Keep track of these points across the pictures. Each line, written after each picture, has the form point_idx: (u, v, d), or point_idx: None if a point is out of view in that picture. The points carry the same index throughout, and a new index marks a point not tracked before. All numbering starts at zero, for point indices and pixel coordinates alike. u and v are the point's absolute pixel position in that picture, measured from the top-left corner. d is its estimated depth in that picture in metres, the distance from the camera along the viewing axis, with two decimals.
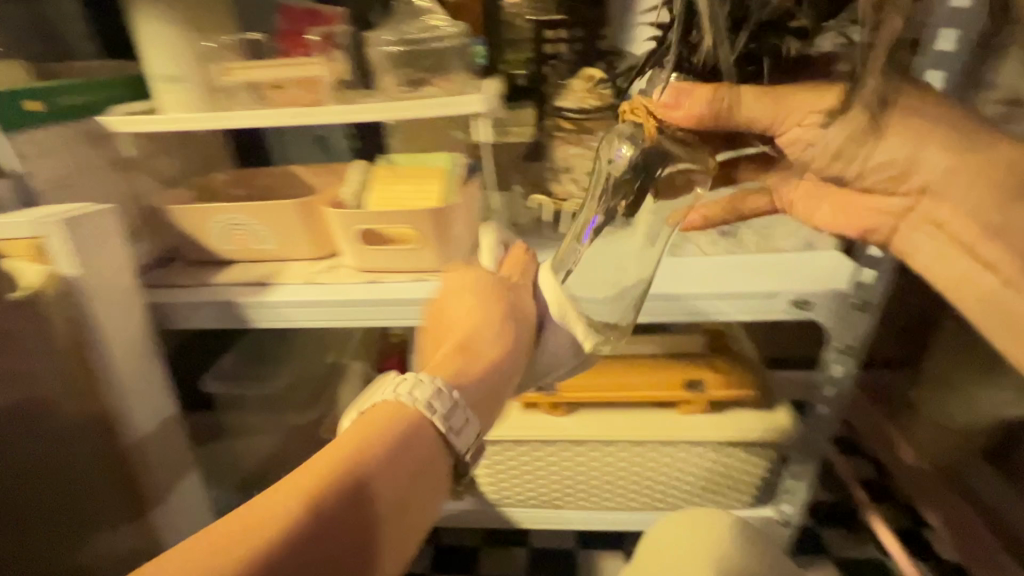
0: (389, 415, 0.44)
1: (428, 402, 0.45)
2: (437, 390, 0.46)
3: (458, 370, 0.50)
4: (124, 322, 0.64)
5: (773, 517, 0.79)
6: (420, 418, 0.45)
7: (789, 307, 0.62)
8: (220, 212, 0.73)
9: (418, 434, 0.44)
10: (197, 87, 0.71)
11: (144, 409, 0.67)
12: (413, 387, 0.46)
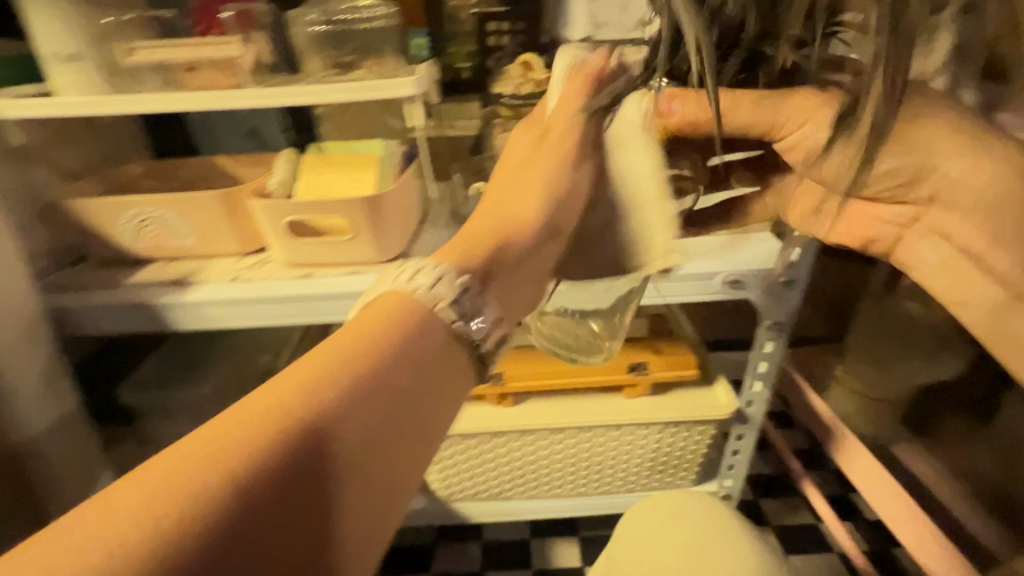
0: (387, 311, 0.36)
1: (431, 290, 0.36)
2: (444, 279, 0.37)
3: (487, 251, 0.42)
4: (15, 333, 0.58)
5: (717, 491, 0.82)
6: (426, 313, 0.36)
7: (722, 287, 0.64)
8: (130, 206, 0.67)
9: (425, 333, 0.36)
10: (96, 69, 0.64)
11: (44, 415, 0.62)
12: (416, 275, 0.37)
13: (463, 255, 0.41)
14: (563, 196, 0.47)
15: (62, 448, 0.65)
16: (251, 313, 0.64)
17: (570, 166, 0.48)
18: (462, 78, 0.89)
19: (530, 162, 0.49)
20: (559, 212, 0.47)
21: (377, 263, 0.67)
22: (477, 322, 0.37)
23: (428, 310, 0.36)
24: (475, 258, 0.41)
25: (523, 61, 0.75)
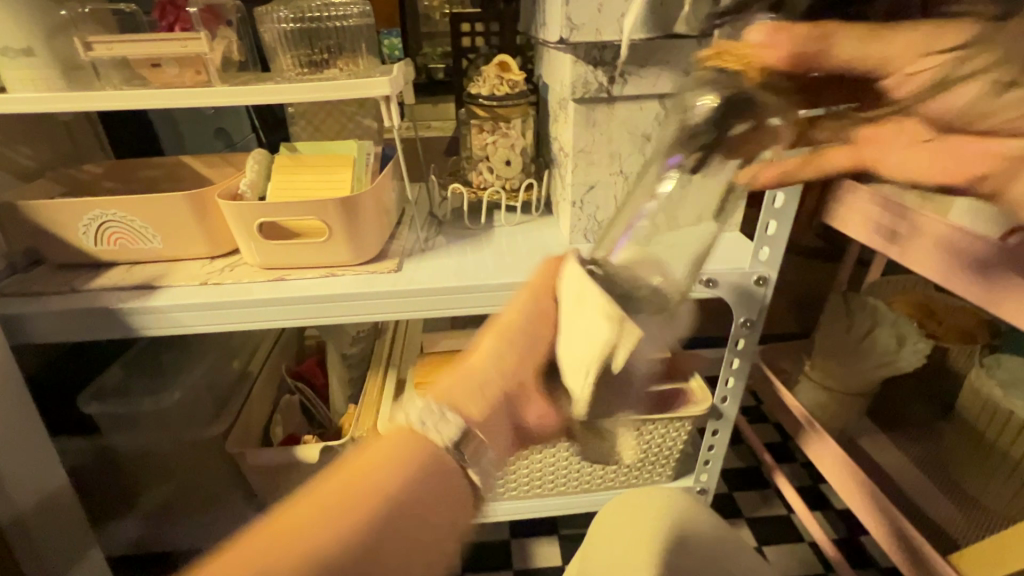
0: (395, 443, 0.36)
1: (419, 417, 0.36)
2: (429, 408, 0.36)
3: (471, 397, 0.38)
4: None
5: (692, 487, 0.83)
6: (414, 436, 0.36)
7: (696, 287, 0.65)
8: (89, 208, 0.64)
9: (411, 462, 0.35)
10: (51, 64, 0.61)
11: (27, 484, 0.63)
12: (410, 407, 0.37)
13: (450, 394, 0.38)
14: (529, 353, 0.39)
15: (44, 515, 0.65)
16: (222, 317, 0.62)
17: (533, 319, 0.40)
18: (437, 79, 0.89)
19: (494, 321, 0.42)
20: (521, 370, 0.39)
21: (352, 266, 0.66)
22: (464, 447, 0.36)
23: (416, 434, 0.36)
24: (464, 399, 0.37)
25: (499, 62, 0.74)
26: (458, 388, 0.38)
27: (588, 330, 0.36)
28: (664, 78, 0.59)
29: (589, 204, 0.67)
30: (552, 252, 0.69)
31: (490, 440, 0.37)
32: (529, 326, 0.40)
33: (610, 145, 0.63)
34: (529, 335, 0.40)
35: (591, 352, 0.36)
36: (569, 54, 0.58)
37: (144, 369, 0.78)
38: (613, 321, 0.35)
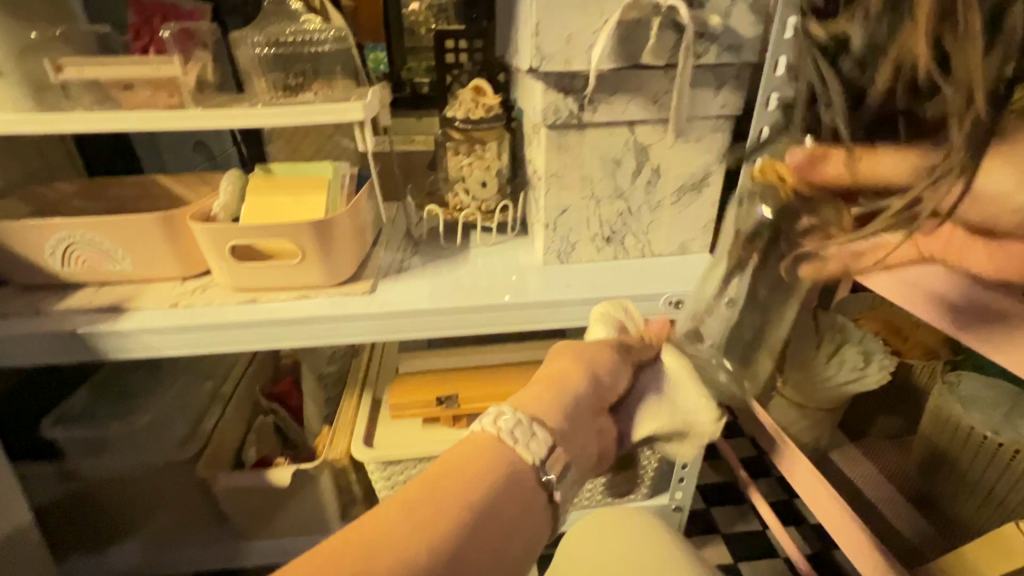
0: (481, 452, 0.41)
1: (511, 431, 0.42)
2: (521, 420, 0.42)
3: (548, 408, 0.45)
4: None
5: (668, 504, 0.85)
6: (503, 443, 0.41)
7: (664, 307, 0.65)
8: (59, 229, 0.63)
9: (505, 466, 0.40)
10: (20, 84, 0.61)
11: None
12: (496, 417, 0.43)
13: (531, 406, 0.45)
14: (605, 383, 0.49)
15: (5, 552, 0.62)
16: (190, 341, 0.61)
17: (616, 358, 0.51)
18: (421, 94, 0.90)
19: (569, 350, 0.50)
20: (598, 395, 0.48)
21: (325, 287, 0.66)
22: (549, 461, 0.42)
23: (508, 444, 0.41)
24: (542, 409, 0.44)
25: (475, 85, 0.75)
26: (535, 400, 0.45)
27: (687, 406, 0.53)
28: (632, 106, 0.61)
29: (562, 226, 0.68)
30: (527, 273, 0.70)
31: (570, 456, 0.44)
32: (612, 364, 0.50)
33: (581, 169, 0.64)
34: (609, 369, 0.50)
35: (672, 417, 0.53)
36: (539, 82, 0.60)
37: (113, 391, 0.76)
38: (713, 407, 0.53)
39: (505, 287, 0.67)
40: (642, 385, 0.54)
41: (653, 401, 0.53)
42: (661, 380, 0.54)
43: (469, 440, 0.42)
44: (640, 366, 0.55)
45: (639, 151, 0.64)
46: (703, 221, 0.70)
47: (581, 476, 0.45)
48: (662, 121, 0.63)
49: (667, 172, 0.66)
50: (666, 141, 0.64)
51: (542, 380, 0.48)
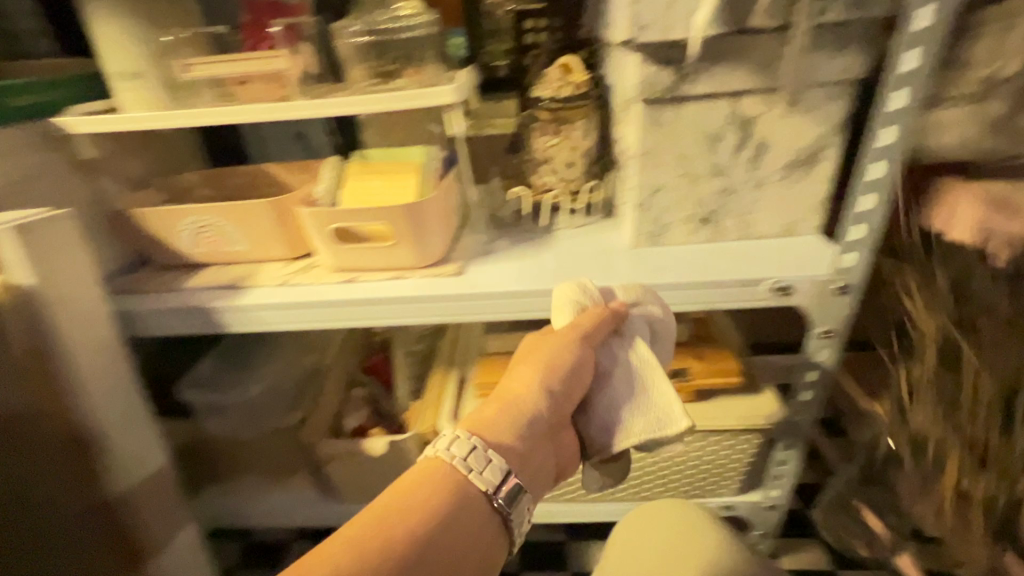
0: (440, 475, 0.45)
1: (463, 459, 0.45)
2: (474, 446, 0.46)
3: (501, 430, 0.49)
4: (109, 391, 0.66)
5: (761, 502, 0.81)
6: (454, 470, 0.45)
7: (769, 293, 0.60)
8: (188, 214, 0.70)
9: (456, 488, 0.44)
10: (156, 84, 0.68)
11: (133, 463, 0.69)
12: (449, 444, 0.46)
13: (483, 428, 0.49)
14: (560, 393, 0.51)
15: (147, 495, 0.71)
16: (299, 317, 0.66)
17: (574, 359, 0.51)
18: (498, 77, 0.89)
19: (529, 360, 0.52)
20: (558, 405, 0.51)
21: (416, 269, 0.68)
22: (502, 488, 0.45)
23: (459, 471, 0.45)
24: (495, 431, 0.48)
25: (563, 62, 0.72)
26: (488, 422, 0.49)
27: (661, 409, 0.53)
28: (736, 75, 0.56)
29: (653, 206, 0.65)
30: (615, 255, 0.67)
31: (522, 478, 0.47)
32: (571, 370, 0.51)
33: (675, 147, 0.61)
34: (566, 377, 0.51)
35: (645, 421, 0.52)
36: (634, 55, 0.57)
37: (233, 362, 0.85)
38: (681, 413, 0.52)
39: (594, 269, 0.65)
40: (612, 380, 0.54)
41: (621, 397, 0.53)
42: (632, 376, 0.54)
43: (427, 464, 0.46)
44: (606, 349, 0.55)
45: (742, 124, 0.59)
46: (814, 198, 0.64)
47: (540, 490, 0.49)
48: (770, 90, 0.57)
49: (774, 147, 0.60)
50: (774, 112, 0.58)
51: (500, 399, 0.51)
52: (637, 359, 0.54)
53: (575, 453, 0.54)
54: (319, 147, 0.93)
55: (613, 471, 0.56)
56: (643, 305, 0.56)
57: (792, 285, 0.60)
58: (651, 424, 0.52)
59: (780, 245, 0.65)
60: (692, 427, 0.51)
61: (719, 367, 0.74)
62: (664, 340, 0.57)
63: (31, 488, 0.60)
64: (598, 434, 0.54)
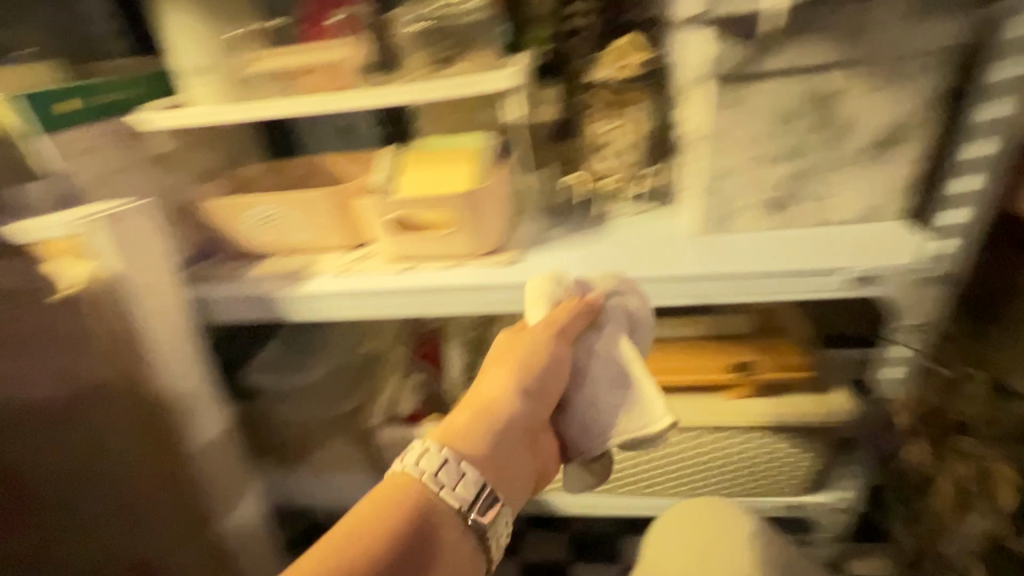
0: (408, 493, 0.42)
1: (434, 474, 0.43)
2: (445, 460, 0.43)
3: (476, 437, 0.47)
4: (189, 363, 0.70)
5: (830, 502, 0.77)
6: (425, 487, 0.43)
7: (848, 284, 0.57)
8: (254, 205, 0.73)
9: (425, 508, 0.42)
10: (223, 79, 0.70)
11: (210, 430, 0.74)
12: (418, 457, 0.44)
13: (456, 437, 0.46)
14: (537, 391, 0.50)
15: (220, 459, 0.76)
16: (358, 305, 0.68)
17: (550, 355, 0.50)
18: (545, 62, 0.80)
19: (503, 359, 0.51)
20: (534, 406, 0.49)
21: (473, 258, 0.68)
22: (474, 500, 0.43)
23: (430, 488, 0.43)
24: (469, 439, 0.46)
25: (622, 43, 0.69)
26: (461, 431, 0.47)
27: (641, 406, 0.51)
28: (816, 49, 0.52)
29: (718, 192, 0.62)
30: (677, 243, 0.65)
31: (496, 485, 0.45)
32: (546, 368, 0.50)
33: (744, 129, 0.58)
34: (542, 375, 0.50)
35: (626, 419, 0.51)
36: (704, 31, 0.54)
37: (297, 348, 0.88)
38: (663, 409, 0.50)
39: (655, 258, 0.63)
40: (592, 377, 0.52)
41: (601, 393, 0.51)
42: (611, 372, 0.52)
43: (389, 481, 0.43)
44: (583, 345, 0.53)
45: (821, 101, 0.55)
46: (900, 181, 0.59)
47: (516, 500, 0.47)
48: (852, 64, 0.53)
49: (857, 126, 0.56)
50: (858, 88, 0.54)
51: (472, 404, 0.49)
52: (617, 355, 0.53)
53: (554, 455, 0.53)
54: (364, 138, 0.93)
55: (596, 472, 0.54)
56: (620, 295, 0.55)
57: (874, 276, 0.56)
58: (633, 422, 0.51)
59: (859, 232, 0.61)
60: (675, 423, 0.49)
61: (788, 364, 0.70)
62: (643, 332, 0.56)
63: (110, 459, 0.65)
64: (577, 433, 0.52)
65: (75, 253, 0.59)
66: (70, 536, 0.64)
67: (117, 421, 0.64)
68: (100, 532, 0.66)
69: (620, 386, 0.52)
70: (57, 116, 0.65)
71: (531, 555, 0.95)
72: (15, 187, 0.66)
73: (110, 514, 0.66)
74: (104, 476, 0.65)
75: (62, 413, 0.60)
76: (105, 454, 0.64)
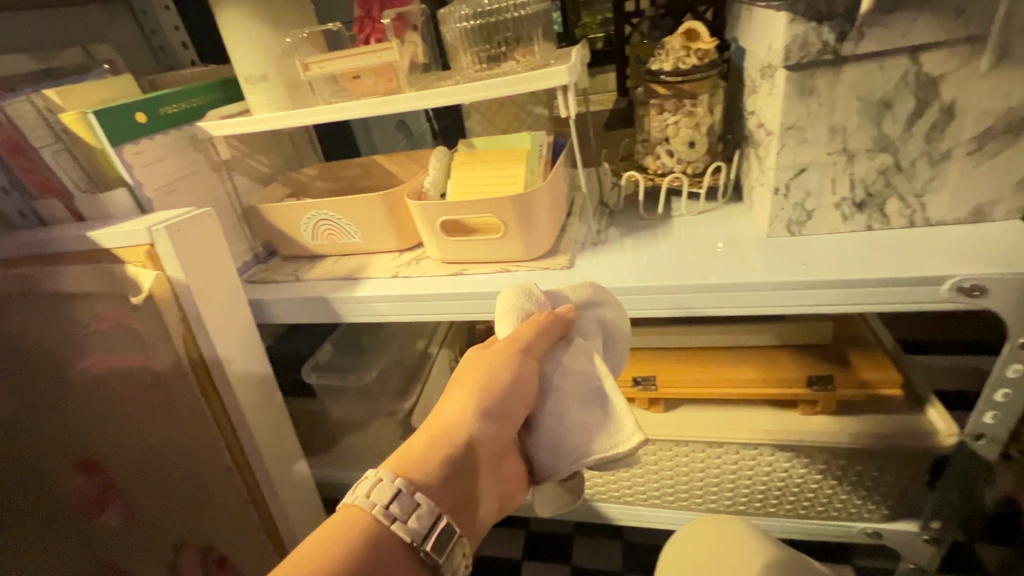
0: (359, 529, 0.38)
1: (385, 508, 0.38)
2: (398, 491, 0.39)
3: (431, 466, 0.41)
4: (252, 365, 0.69)
5: (916, 532, 0.68)
6: (377, 520, 0.38)
7: (951, 294, 0.49)
8: (311, 208, 0.74)
9: (376, 543, 0.38)
10: (281, 85, 0.71)
11: (264, 434, 0.72)
12: (368, 489, 0.39)
13: (410, 466, 0.41)
14: (500, 413, 0.44)
15: (275, 460, 0.74)
16: (409, 309, 0.67)
17: (510, 376, 0.44)
18: (596, 50, 0.83)
19: (464, 381, 0.46)
20: (497, 431, 0.44)
21: (525, 262, 0.66)
22: (427, 535, 0.38)
23: (381, 522, 0.38)
24: (423, 468, 0.41)
25: (686, 29, 0.65)
26: (416, 459, 0.42)
27: (612, 425, 0.44)
28: (918, 25, 0.46)
29: (796, 190, 0.56)
30: (747, 245, 0.59)
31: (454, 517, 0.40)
32: (508, 389, 0.44)
33: (830, 118, 0.52)
34: (504, 395, 0.44)
35: (592, 437, 0.44)
36: (784, 12, 0.48)
37: (352, 347, 0.90)
38: (634, 426, 0.44)
39: (720, 263, 0.57)
40: (559, 395, 0.45)
41: (569, 414, 0.45)
42: (578, 387, 0.45)
43: (338, 515, 0.39)
44: (551, 361, 0.47)
45: (920, 86, 0.49)
46: (1016, 174, 0.51)
47: (473, 532, 0.42)
48: (964, 41, 0.47)
49: (965, 112, 0.49)
50: (968, 69, 0.48)
51: (429, 427, 0.44)
52: (588, 368, 0.46)
53: (521, 479, 0.47)
54: (419, 134, 0.98)
55: (568, 489, 0.48)
56: (596, 307, 0.50)
57: (986, 286, 0.48)
58: (600, 442, 0.44)
59: (966, 237, 0.53)
60: (647, 440, 0.43)
61: (875, 380, 0.63)
62: (617, 342, 0.51)
63: (189, 437, 0.71)
64: (544, 456, 0.45)
65: (143, 260, 0.60)
66: (176, 490, 0.76)
67: (189, 407, 0.68)
68: (189, 488, 0.75)
69: (589, 407, 0.45)
70: (133, 126, 0.67)
71: (584, 561, 0.92)
72: (97, 195, 0.68)
73: (195, 477, 0.74)
74: (185, 443, 0.72)
75: (156, 386, 0.68)
76: (186, 426, 0.70)
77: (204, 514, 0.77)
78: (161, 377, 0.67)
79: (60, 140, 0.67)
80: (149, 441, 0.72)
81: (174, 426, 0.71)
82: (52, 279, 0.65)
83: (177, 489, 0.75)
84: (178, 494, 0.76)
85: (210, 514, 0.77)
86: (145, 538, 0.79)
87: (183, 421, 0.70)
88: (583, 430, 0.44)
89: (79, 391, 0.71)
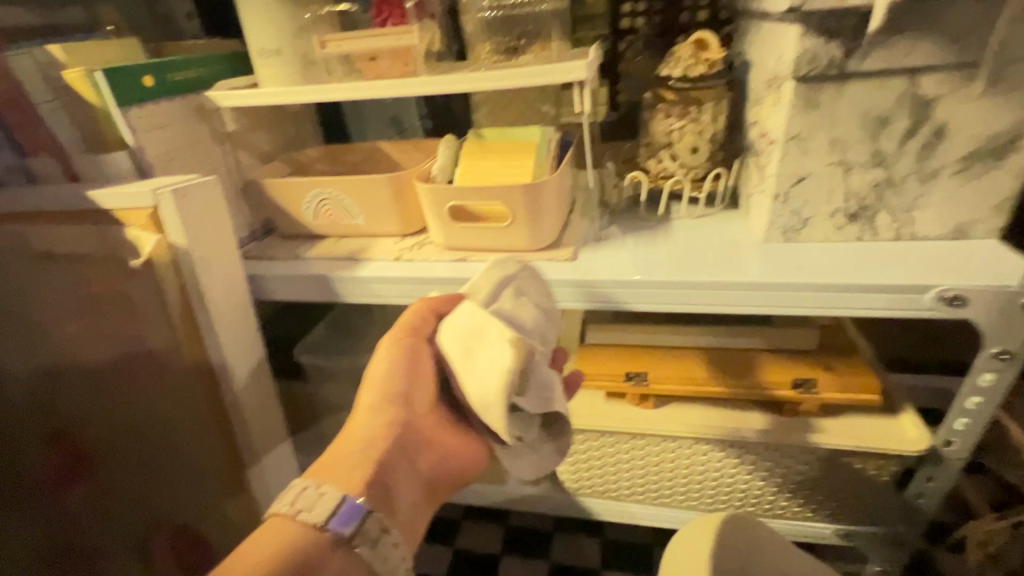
0: (286, 532, 0.42)
1: (306, 509, 0.43)
2: (317, 490, 0.44)
3: (348, 465, 0.47)
4: (243, 341, 0.68)
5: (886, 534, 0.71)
6: (301, 521, 0.43)
7: (934, 303, 0.52)
8: (315, 187, 0.74)
9: (302, 540, 0.42)
10: (294, 60, 0.71)
11: (253, 408, 0.71)
12: (291, 496, 0.44)
13: (331, 472, 0.47)
14: (404, 394, 0.51)
15: (261, 438, 0.72)
16: (411, 293, 0.67)
17: (404, 361, 0.52)
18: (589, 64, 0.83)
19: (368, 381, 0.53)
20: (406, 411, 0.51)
21: (530, 252, 0.67)
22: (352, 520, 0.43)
23: (303, 522, 0.43)
24: (343, 470, 0.47)
25: (697, 38, 0.68)
26: (334, 466, 0.47)
27: (496, 349, 0.46)
28: (917, 49, 0.50)
29: (795, 198, 0.59)
30: (743, 249, 0.62)
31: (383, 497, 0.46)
32: (404, 366, 0.52)
33: (832, 131, 0.55)
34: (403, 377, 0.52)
35: (495, 376, 0.45)
36: (795, 28, 0.51)
37: (343, 331, 0.89)
38: (509, 339, 0.46)
39: (718, 263, 0.60)
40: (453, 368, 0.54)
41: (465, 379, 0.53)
42: (461, 346, 0.48)
43: (268, 525, 0.43)
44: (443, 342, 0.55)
45: (915, 106, 0.52)
46: (996, 196, 0.55)
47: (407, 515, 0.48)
48: (959, 66, 0.50)
49: (955, 133, 0.53)
50: (960, 92, 0.51)
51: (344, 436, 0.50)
52: (469, 325, 0.49)
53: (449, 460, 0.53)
54: (410, 127, 0.95)
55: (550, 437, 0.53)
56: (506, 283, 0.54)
57: (966, 297, 0.51)
58: (535, 403, 0.48)
59: (948, 253, 0.56)
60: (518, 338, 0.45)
61: (857, 386, 0.67)
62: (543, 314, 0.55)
63: (172, 408, 0.69)
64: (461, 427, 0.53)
65: (146, 223, 0.59)
66: (154, 465, 0.73)
67: (176, 377, 0.67)
68: (166, 462, 0.73)
69: (483, 349, 0.47)
70: (140, 88, 0.66)
71: (561, 557, 0.93)
72: (97, 157, 0.66)
73: (174, 450, 0.72)
74: (167, 415, 0.70)
75: (143, 353, 0.66)
76: (169, 396, 0.68)
77: (180, 490, 0.75)
78: (149, 346, 0.66)
79: (60, 97, 0.65)
80: (131, 412, 0.70)
81: (159, 397, 0.69)
82: (45, 237, 0.62)
83: (155, 462, 0.73)
84: (156, 468, 0.74)
85: (185, 490, 0.74)
86: (116, 514, 0.77)
87: (170, 393, 0.68)
88: (485, 370, 0.46)
89: (61, 355, 0.69)
